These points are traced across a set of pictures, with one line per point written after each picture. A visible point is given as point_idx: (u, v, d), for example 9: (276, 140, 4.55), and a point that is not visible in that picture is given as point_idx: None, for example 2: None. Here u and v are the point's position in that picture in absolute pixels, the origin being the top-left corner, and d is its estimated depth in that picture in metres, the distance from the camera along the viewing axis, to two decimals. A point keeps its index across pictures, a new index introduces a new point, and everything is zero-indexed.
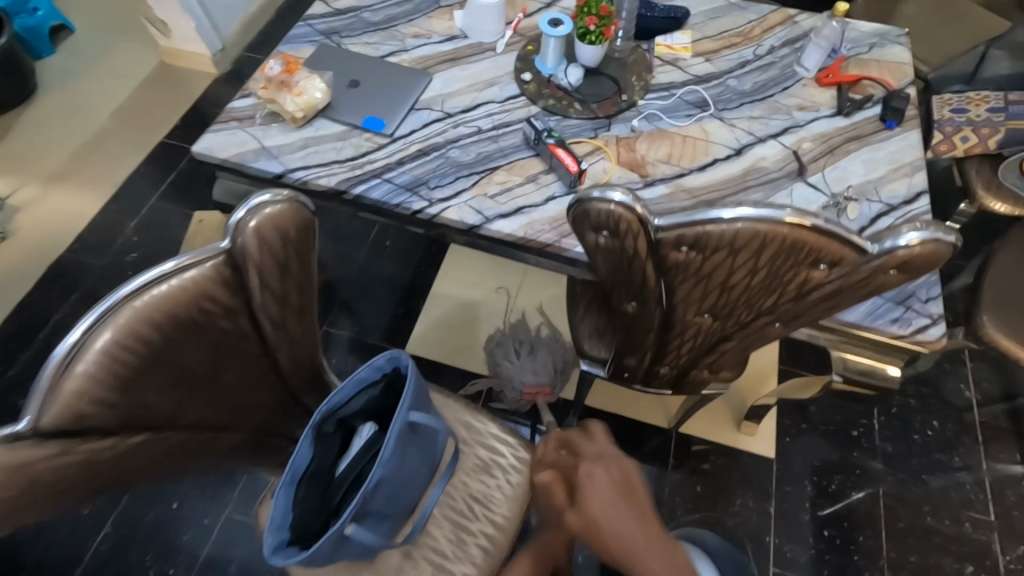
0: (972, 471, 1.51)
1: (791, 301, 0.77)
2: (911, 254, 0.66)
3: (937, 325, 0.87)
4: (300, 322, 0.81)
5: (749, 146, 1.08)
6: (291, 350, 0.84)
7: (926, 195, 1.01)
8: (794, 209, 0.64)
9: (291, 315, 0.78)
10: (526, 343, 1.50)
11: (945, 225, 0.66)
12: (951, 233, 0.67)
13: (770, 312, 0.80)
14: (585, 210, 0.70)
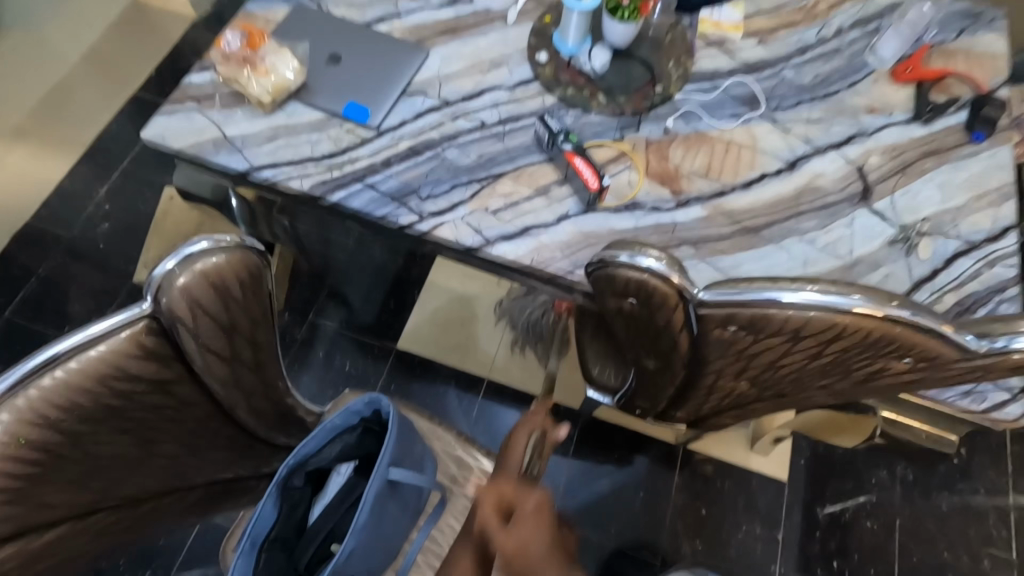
0: (995, 504, 1.41)
1: (852, 382, 0.63)
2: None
3: (1018, 401, 0.73)
4: (256, 378, 0.68)
5: (805, 158, 0.90)
6: (249, 404, 0.71)
7: (1013, 232, 0.84)
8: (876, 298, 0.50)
9: (244, 373, 0.65)
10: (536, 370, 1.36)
11: None
12: None
13: (824, 389, 0.66)
14: (609, 275, 0.55)
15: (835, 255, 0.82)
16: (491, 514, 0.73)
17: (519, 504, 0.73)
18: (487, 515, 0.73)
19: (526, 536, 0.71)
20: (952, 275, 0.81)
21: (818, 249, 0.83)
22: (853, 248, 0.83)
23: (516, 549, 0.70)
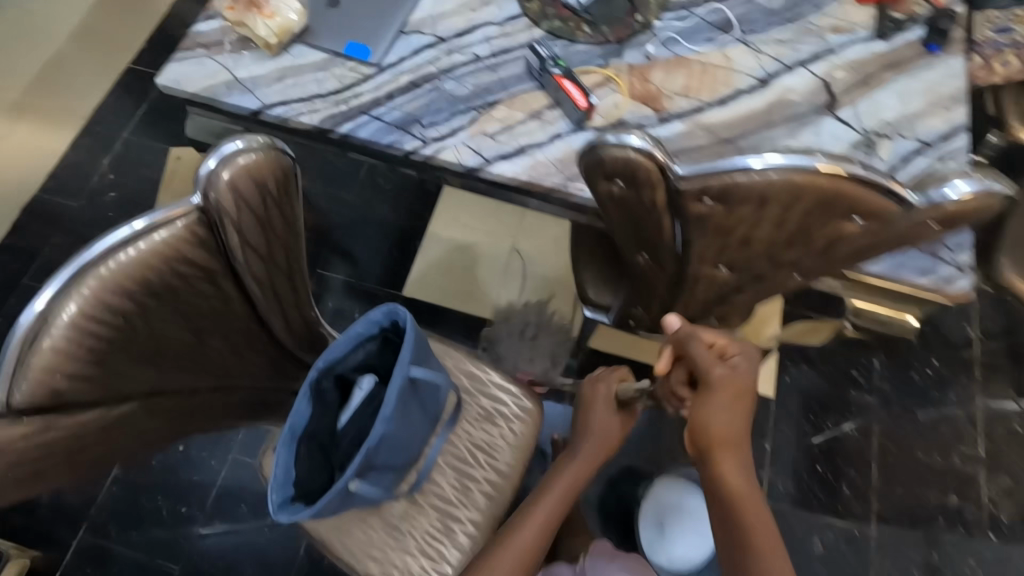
0: (966, 408, 1.53)
1: (814, 254, 0.72)
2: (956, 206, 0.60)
3: (965, 276, 0.82)
4: (288, 282, 0.76)
5: (776, 75, 0.97)
6: (282, 309, 0.79)
7: (965, 131, 0.93)
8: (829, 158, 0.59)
9: (279, 275, 0.73)
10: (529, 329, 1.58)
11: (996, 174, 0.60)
12: (1001, 184, 0.61)
13: (792, 266, 0.75)
14: (599, 158, 0.63)
15: None
16: (702, 344, 0.84)
17: (736, 348, 0.85)
18: (701, 345, 0.84)
19: (735, 376, 0.82)
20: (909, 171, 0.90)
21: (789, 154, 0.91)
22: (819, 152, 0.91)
23: (732, 382, 0.82)
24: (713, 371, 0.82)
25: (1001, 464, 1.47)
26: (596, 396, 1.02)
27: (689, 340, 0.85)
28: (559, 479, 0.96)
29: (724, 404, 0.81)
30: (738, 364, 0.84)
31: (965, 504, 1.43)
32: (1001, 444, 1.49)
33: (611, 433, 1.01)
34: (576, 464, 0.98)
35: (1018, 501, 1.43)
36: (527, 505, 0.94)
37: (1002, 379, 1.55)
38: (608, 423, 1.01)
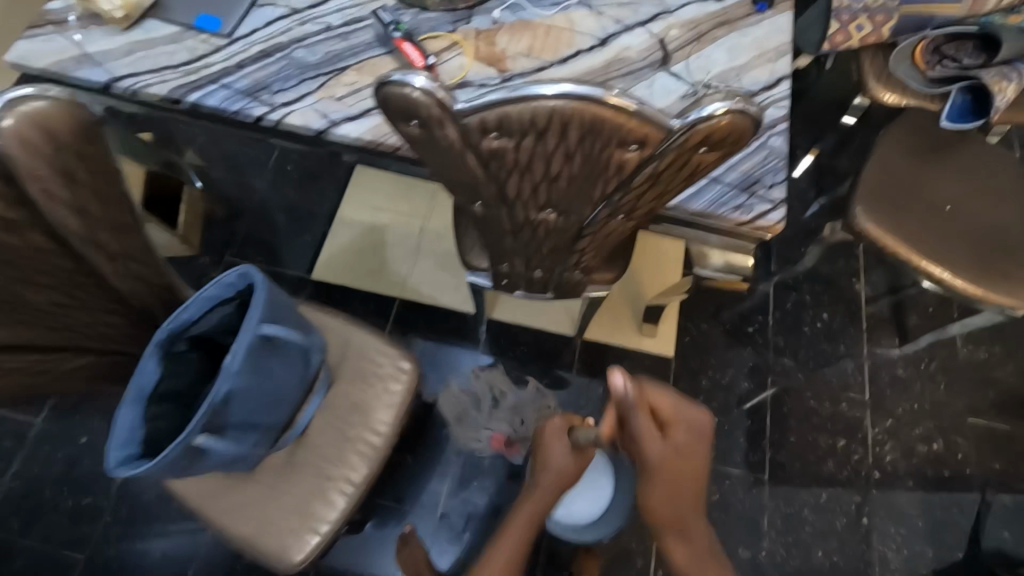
0: (853, 357, 1.61)
1: (619, 189, 0.77)
2: (711, 127, 0.65)
3: (777, 210, 0.89)
4: (119, 241, 0.78)
5: (615, 35, 1.03)
6: (122, 271, 0.80)
7: (787, 81, 1.00)
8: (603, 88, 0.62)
9: (104, 232, 0.75)
10: (430, 316, 1.64)
11: (747, 95, 0.64)
12: (755, 107, 0.65)
13: (605, 203, 0.80)
14: (387, 96, 0.66)
15: None
16: (643, 412, 0.82)
17: (676, 418, 0.85)
18: (643, 415, 0.82)
19: (680, 454, 0.83)
20: None
21: None
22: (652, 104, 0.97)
23: (670, 458, 0.83)
24: (659, 451, 0.82)
25: (885, 406, 1.55)
26: (547, 438, 1.00)
27: (633, 413, 0.82)
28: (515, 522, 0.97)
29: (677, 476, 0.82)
30: (680, 433, 0.84)
31: (852, 445, 1.51)
32: (885, 388, 1.58)
33: (566, 470, 0.98)
34: (523, 510, 0.98)
35: (900, 440, 1.52)
36: (490, 553, 0.96)
37: (886, 328, 1.65)
38: (563, 461, 0.98)
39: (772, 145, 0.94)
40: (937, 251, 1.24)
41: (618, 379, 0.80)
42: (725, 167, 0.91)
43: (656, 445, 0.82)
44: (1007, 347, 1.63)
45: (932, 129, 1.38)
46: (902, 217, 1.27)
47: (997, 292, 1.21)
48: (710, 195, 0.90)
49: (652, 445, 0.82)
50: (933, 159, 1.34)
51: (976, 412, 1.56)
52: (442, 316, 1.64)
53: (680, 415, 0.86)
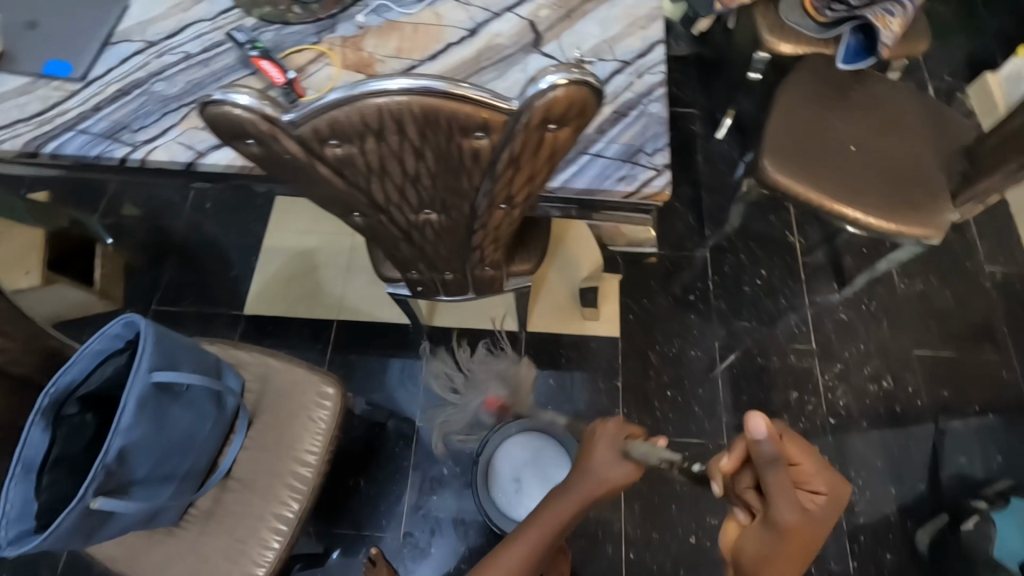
0: (796, 309, 1.62)
1: (489, 178, 0.74)
2: (553, 101, 0.63)
3: (661, 175, 0.88)
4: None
5: (484, 24, 1.01)
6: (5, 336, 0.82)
7: (660, 46, 0.99)
8: (428, 78, 0.60)
9: None
10: (365, 334, 1.60)
11: (582, 65, 0.63)
12: (595, 76, 0.64)
13: (481, 195, 0.78)
14: (213, 117, 0.63)
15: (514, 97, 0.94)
16: (780, 471, 0.62)
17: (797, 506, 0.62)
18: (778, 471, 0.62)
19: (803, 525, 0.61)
20: (610, 90, 0.95)
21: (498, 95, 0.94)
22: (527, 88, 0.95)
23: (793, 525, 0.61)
24: (757, 539, 0.65)
25: (831, 352, 1.56)
26: (603, 436, 0.94)
27: (768, 466, 0.61)
28: (535, 526, 0.92)
29: (771, 563, 0.63)
30: (817, 482, 0.66)
31: (804, 397, 1.51)
32: (830, 334, 1.59)
33: (602, 483, 0.90)
34: (545, 523, 0.91)
35: (850, 383, 1.53)
36: (502, 552, 0.91)
37: (824, 275, 1.66)
38: (612, 472, 0.90)
39: (650, 111, 0.93)
40: (849, 192, 1.25)
41: (756, 419, 0.60)
42: (605, 142, 0.90)
43: (775, 512, 0.61)
44: (942, 275, 1.65)
45: (830, 72, 1.40)
46: (810, 165, 1.27)
47: (910, 224, 1.22)
48: (594, 170, 0.89)
49: (771, 492, 0.61)
50: (834, 103, 1.35)
51: (921, 343, 1.57)
52: (376, 333, 1.60)
53: (817, 493, 0.66)
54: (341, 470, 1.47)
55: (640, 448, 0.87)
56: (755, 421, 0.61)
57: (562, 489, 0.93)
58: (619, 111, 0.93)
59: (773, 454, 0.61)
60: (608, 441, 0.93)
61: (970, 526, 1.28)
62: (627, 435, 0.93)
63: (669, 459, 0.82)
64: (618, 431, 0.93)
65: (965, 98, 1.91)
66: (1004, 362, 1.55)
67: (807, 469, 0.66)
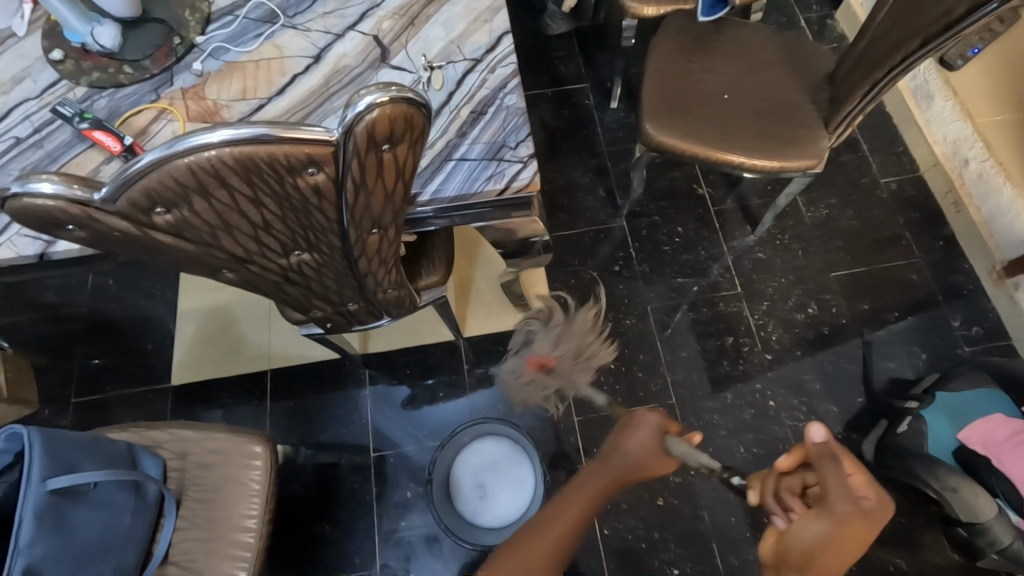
0: (716, 257, 1.67)
1: (343, 207, 0.72)
2: (375, 123, 0.61)
3: (528, 166, 0.88)
4: None
5: (328, 47, 0.98)
6: None
7: (508, 36, 0.98)
8: (234, 127, 0.57)
9: None
10: (301, 377, 1.56)
11: (397, 81, 0.61)
12: (414, 89, 0.62)
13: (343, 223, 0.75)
14: (22, 210, 0.60)
15: None
16: (837, 470, 0.69)
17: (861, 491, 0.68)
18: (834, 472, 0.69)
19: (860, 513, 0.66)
20: (464, 91, 0.94)
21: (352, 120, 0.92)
22: None
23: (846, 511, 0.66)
24: (812, 528, 0.66)
25: (756, 291, 1.62)
26: (640, 425, 0.87)
27: (827, 463, 0.70)
28: (567, 507, 0.83)
29: (827, 555, 0.65)
30: (866, 489, 0.68)
31: (738, 339, 1.56)
32: (752, 274, 1.64)
33: (632, 468, 0.83)
34: (579, 501, 0.83)
35: (778, 317, 1.58)
36: (534, 530, 0.82)
37: (736, 219, 1.71)
38: (648, 461, 0.84)
39: (507, 105, 0.92)
40: (730, 139, 1.28)
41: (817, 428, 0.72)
42: (467, 145, 0.89)
43: (830, 502, 0.67)
44: (842, 195, 1.72)
45: (693, 26, 1.43)
46: (689, 120, 1.30)
47: (791, 157, 1.26)
48: (461, 174, 0.88)
49: (828, 483, 0.68)
50: (703, 57, 1.38)
51: (835, 264, 1.64)
52: (312, 374, 1.57)
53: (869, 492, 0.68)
54: (304, 519, 1.44)
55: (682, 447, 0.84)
56: (817, 433, 0.72)
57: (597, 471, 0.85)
58: (477, 110, 0.92)
59: (834, 467, 0.69)
60: (645, 433, 0.86)
61: (903, 429, 1.31)
62: (664, 430, 0.87)
63: (709, 465, 0.82)
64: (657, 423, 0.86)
65: (835, 23, 1.99)
66: (913, 266, 1.63)
67: (859, 479, 0.69)
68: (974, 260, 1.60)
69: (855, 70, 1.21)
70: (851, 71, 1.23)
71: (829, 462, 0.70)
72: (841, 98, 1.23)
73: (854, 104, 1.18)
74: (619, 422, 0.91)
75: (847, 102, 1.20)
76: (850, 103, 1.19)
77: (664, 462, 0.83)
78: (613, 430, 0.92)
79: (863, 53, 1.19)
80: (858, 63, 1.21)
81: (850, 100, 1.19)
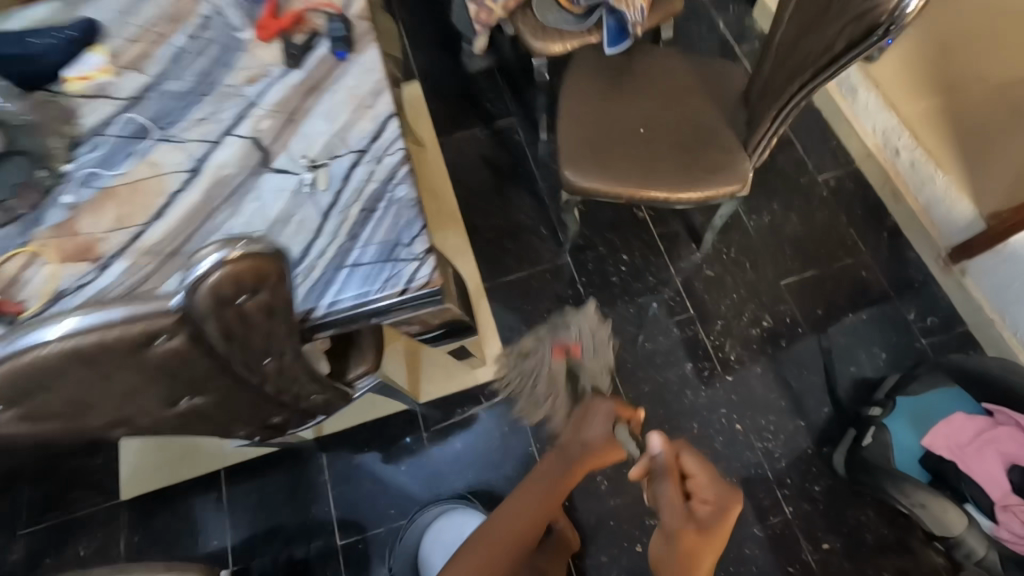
0: (664, 281, 1.63)
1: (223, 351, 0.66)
2: (225, 279, 0.57)
3: (425, 263, 0.83)
4: None
5: (205, 157, 0.93)
6: None
7: (393, 120, 0.94)
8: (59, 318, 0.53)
9: None
10: (256, 471, 1.50)
11: (241, 234, 0.57)
12: (263, 237, 0.58)
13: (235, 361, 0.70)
14: None
15: (253, 230, 0.87)
16: (667, 480, 0.84)
17: (697, 489, 0.84)
18: (668, 482, 0.84)
19: (697, 525, 0.80)
20: (353, 188, 0.89)
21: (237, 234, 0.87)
22: (266, 215, 0.88)
23: (680, 525, 0.80)
24: (663, 550, 0.81)
25: (709, 311, 1.59)
26: (593, 414, 1.04)
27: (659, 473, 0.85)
28: (523, 497, 1.01)
29: (673, 573, 0.79)
30: (705, 491, 0.84)
31: (698, 365, 1.53)
32: (702, 294, 1.61)
33: (594, 450, 1.00)
34: (545, 479, 1.02)
35: (735, 336, 1.55)
36: (498, 520, 0.97)
37: (681, 239, 1.67)
38: (599, 446, 1.00)
39: (398, 196, 0.88)
40: (651, 174, 1.25)
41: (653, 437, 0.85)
42: (360, 248, 0.85)
43: (665, 521, 0.83)
44: (783, 199, 1.70)
45: (602, 60, 1.40)
46: (607, 160, 1.27)
47: (713, 184, 1.23)
48: (357, 281, 0.83)
49: (664, 496, 0.84)
50: (615, 92, 1.35)
51: (785, 273, 1.62)
52: (268, 466, 1.51)
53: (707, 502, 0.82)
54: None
55: (625, 437, 1.00)
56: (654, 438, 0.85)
57: (558, 457, 1.03)
58: (367, 207, 0.87)
59: (666, 476, 0.84)
60: (602, 419, 1.03)
61: (869, 441, 1.27)
62: (616, 418, 1.03)
63: (637, 452, 1.00)
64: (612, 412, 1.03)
65: (753, 23, 1.97)
66: (861, 264, 1.61)
67: (697, 483, 0.85)
68: (920, 250, 1.58)
69: (763, 92, 1.17)
70: (760, 94, 1.18)
71: (664, 470, 0.85)
72: (753, 122, 1.19)
73: (762, 128, 1.14)
74: (578, 411, 1.08)
75: (758, 125, 1.16)
76: (758, 126, 1.15)
77: (619, 445, 1.01)
78: (575, 416, 1.09)
79: (767, 76, 1.15)
80: (765, 83, 1.16)
81: (760, 124, 1.15)
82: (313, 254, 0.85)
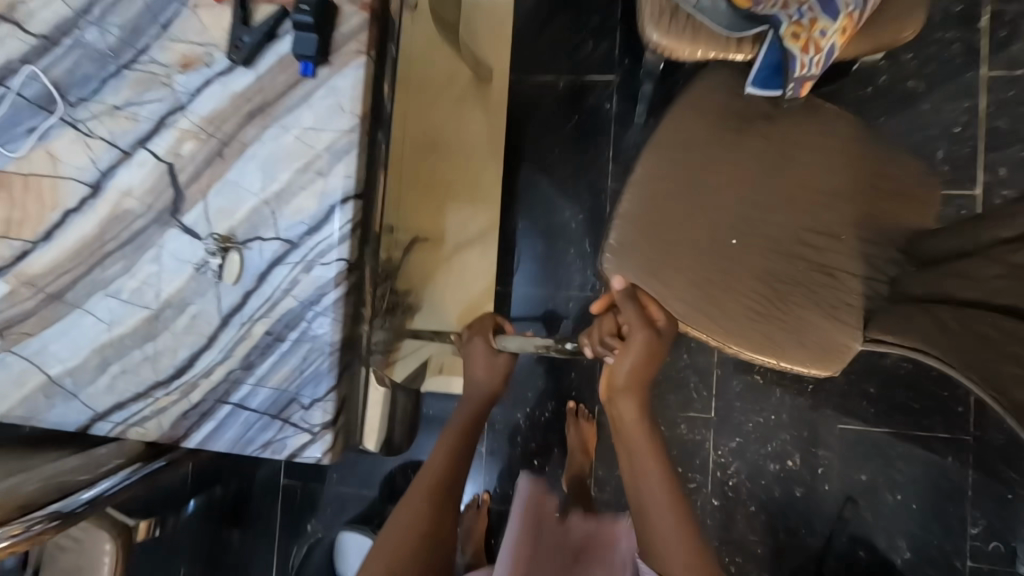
0: (700, 366, 1.33)
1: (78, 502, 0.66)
2: None
3: (320, 441, 0.65)
4: None
5: (110, 171, 0.70)
6: None
7: (345, 208, 0.65)
8: None
9: None
10: None
11: None
12: None
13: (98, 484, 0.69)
14: None
15: (141, 304, 0.69)
16: (633, 306, 0.77)
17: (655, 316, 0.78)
18: (632, 307, 0.77)
19: (650, 344, 0.75)
20: (265, 296, 0.66)
21: (123, 302, 0.69)
22: (159, 289, 0.68)
23: (641, 362, 0.75)
24: (625, 363, 0.75)
25: (732, 422, 1.31)
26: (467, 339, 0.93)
27: (625, 301, 0.78)
28: (438, 454, 0.85)
29: (637, 376, 0.75)
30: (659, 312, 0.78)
31: (686, 474, 1.32)
32: (735, 401, 1.31)
33: (479, 381, 0.92)
34: (457, 430, 0.87)
35: (746, 461, 1.31)
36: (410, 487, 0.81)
37: None
38: (492, 368, 0.93)
39: (314, 332, 0.65)
40: (711, 309, 0.87)
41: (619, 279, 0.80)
42: (250, 388, 0.66)
43: (630, 340, 0.75)
44: None
45: (738, 94, 0.92)
46: (665, 264, 0.89)
47: (792, 358, 0.85)
48: (235, 428, 0.66)
49: (631, 327, 0.76)
50: (728, 162, 0.90)
51: (849, 416, 1.28)
52: None
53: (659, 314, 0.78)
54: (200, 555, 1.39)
55: (510, 337, 0.92)
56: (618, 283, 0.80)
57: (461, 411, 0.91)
58: (274, 331, 0.66)
59: (633, 306, 0.77)
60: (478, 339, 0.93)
61: None
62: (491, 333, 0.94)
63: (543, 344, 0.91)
64: (489, 330, 0.94)
65: None
66: (953, 445, 1.25)
67: (652, 305, 0.78)
68: None
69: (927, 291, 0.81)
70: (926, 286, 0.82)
71: (635, 307, 0.77)
72: (887, 306, 0.86)
73: (887, 332, 0.82)
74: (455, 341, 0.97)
75: (904, 319, 0.81)
76: (887, 323, 0.82)
77: (505, 369, 0.94)
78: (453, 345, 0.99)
79: (949, 286, 0.79)
80: (951, 290, 0.78)
81: (888, 321, 0.83)
82: (198, 368, 0.67)
